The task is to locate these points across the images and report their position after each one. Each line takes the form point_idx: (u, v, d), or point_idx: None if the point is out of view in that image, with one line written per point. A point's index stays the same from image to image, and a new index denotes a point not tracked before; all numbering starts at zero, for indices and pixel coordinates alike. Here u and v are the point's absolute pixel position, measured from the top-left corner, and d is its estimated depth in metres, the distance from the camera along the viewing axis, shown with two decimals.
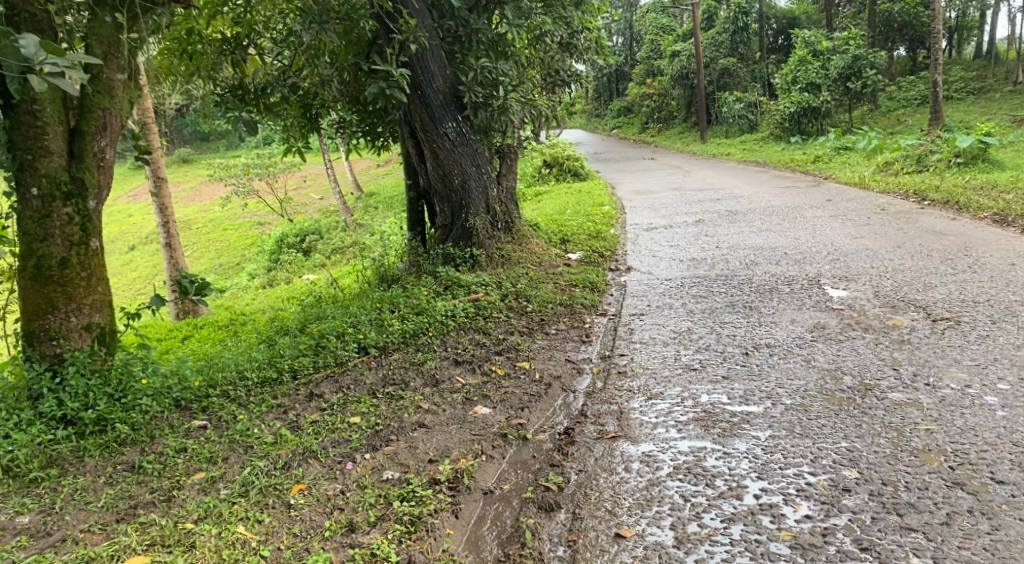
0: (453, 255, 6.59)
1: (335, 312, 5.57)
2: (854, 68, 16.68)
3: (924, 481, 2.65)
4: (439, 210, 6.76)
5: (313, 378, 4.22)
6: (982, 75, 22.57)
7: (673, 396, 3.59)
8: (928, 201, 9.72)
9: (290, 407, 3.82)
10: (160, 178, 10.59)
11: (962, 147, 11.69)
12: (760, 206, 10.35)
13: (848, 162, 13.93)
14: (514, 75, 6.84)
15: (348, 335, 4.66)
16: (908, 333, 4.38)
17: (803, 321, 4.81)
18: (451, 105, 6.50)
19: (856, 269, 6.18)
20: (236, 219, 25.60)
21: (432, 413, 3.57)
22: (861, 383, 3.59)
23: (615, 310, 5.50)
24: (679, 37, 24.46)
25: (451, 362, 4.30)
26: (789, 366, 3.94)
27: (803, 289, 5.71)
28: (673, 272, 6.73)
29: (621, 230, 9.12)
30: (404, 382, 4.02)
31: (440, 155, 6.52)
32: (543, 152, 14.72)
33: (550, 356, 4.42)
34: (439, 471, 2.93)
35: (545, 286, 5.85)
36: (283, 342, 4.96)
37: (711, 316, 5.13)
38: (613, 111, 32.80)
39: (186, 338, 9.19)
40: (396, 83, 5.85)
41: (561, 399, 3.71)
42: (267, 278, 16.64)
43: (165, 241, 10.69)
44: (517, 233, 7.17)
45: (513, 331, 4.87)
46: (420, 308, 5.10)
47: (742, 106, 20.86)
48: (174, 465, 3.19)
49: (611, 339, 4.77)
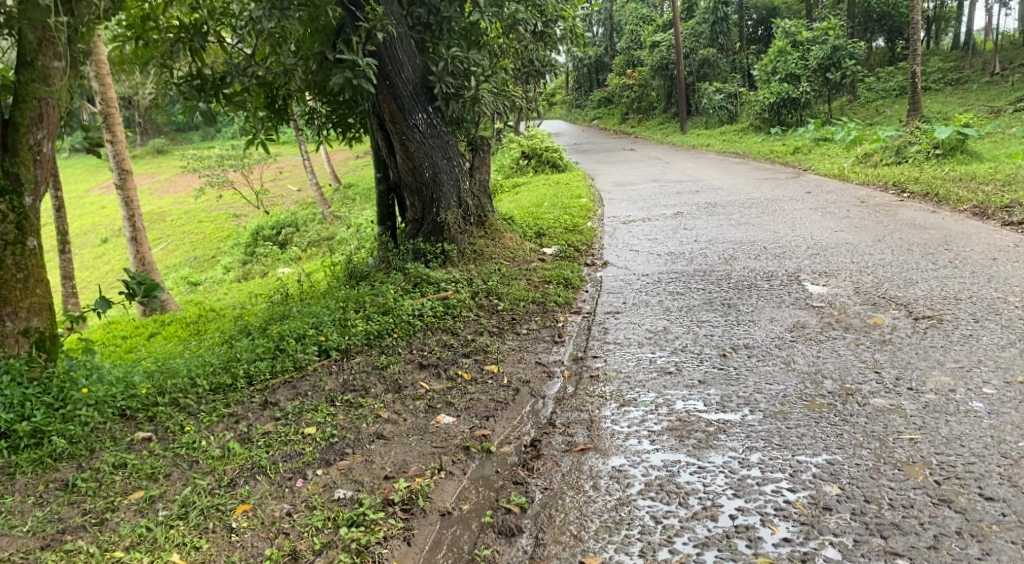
0: (424, 251, 6.37)
1: (299, 312, 5.34)
2: (833, 59, 16.75)
3: (909, 498, 2.50)
4: (409, 204, 6.54)
5: (270, 384, 4.00)
6: (960, 66, 22.64)
7: (647, 403, 3.42)
8: (907, 193, 9.64)
9: (242, 418, 3.60)
10: (125, 170, 10.27)
11: (940, 138, 11.63)
12: (739, 198, 10.22)
13: (827, 153, 13.86)
14: (487, 65, 6.60)
15: (309, 337, 4.44)
16: (889, 333, 4.24)
17: (782, 320, 4.67)
18: (422, 95, 6.27)
19: (836, 264, 6.06)
20: (212, 211, 25.17)
21: (392, 423, 3.39)
22: (841, 387, 3.44)
23: (590, 308, 5.31)
24: (659, 28, 24.29)
25: (416, 366, 4.10)
26: (767, 369, 3.78)
27: (782, 286, 5.56)
28: (650, 267, 6.57)
29: (599, 224, 8.95)
30: (364, 388, 3.82)
31: (410, 147, 6.29)
32: (521, 143, 14.50)
33: (520, 358, 4.23)
34: (394, 491, 2.76)
35: (518, 282, 5.65)
36: (242, 344, 4.73)
37: (688, 315, 4.96)
38: (594, 102, 32.60)
39: (152, 336, 8.91)
40: (363, 73, 5.59)
41: (529, 406, 3.53)
42: (242, 271, 16.33)
43: (131, 235, 10.38)
44: (491, 227, 6.95)
45: (483, 331, 4.68)
46: (387, 307, 4.90)
47: (722, 97, 20.79)
48: (111, 482, 2.98)
49: (585, 339, 4.58)
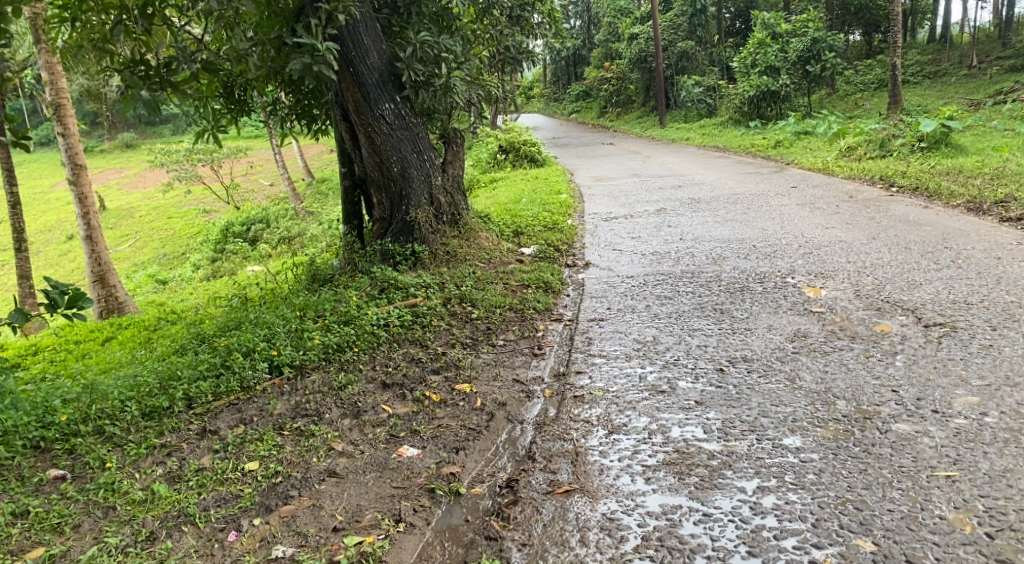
0: (392, 252, 5.92)
1: (254, 322, 4.88)
2: (813, 51, 16.45)
3: (959, 557, 2.21)
4: (376, 201, 6.08)
5: (212, 408, 3.53)
6: (937, 59, 22.52)
7: (638, 431, 2.99)
8: (896, 188, 9.33)
9: (176, 450, 3.11)
10: (78, 165, 9.72)
11: (925, 131, 11.36)
12: (724, 194, 9.87)
13: (809, 147, 13.56)
14: (459, 51, 6.12)
15: (259, 352, 3.97)
16: (901, 343, 3.88)
17: (781, 329, 4.27)
18: (388, 84, 5.79)
19: (833, 265, 5.70)
20: (181, 207, 24.39)
21: (347, 457, 2.94)
22: (857, 409, 3.05)
23: (572, 315, 4.89)
24: (636, 20, 23.82)
25: (378, 387, 3.65)
26: (772, 388, 3.38)
27: (777, 289, 5.19)
28: (635, 268, 6.16)
29: (579, 221, 8.54)
30: (317, 414, 3.37)
31: (376, 140, 5.83)
32: (498, 137, 14.01)
33: (495, 375, 3.79)
34: (343, 551, 2.41)
35: (494, 287, 5.21)
36: (185, 359, 4.23)
37: (679, 322, 4.56)
38: (571, 95, 32.16)
39: (106, 342, 8.35)
40: (323, 59, 5.11)
41: (505, 433, 3.10)
42: (211, 269, 15.72)
43: (85, 234, 9.80)
44: (465, 226, 6.50)
45: (454, 343, 4.24)
46: (348, 317, 4.45)
47: (701, 90, 20.52)
48: (6, 537, 2.54)
49: (567, 351, 4.16)
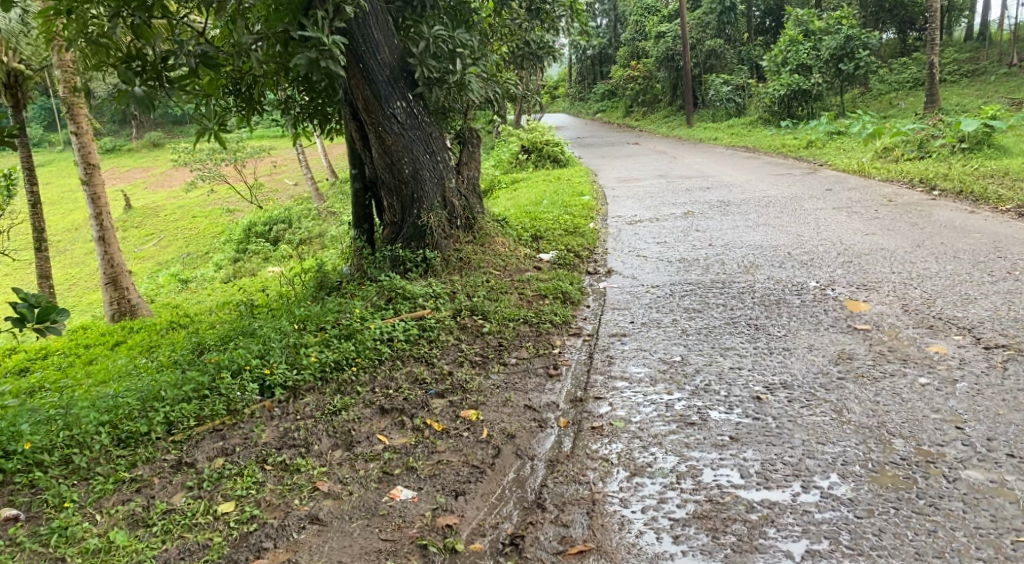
0: (403, 258, 5.59)
1: (253, 334, 4.58)
2: (846, 49, 15.58)
3: None
4: (386, 204, 5.77)
5: (193, 434, 3.22)
6: (975, 57, 21.70)
7: (665, 473, 2.67)
8: (939, 191, 8.82)
9: (147, 486, 2.82)
10: (91, 164, 9.54)
11: (966, 131, 10.82)
12: (755, 196, 9.43)
13: (843, 147, 13.00)
14: (476, 45, 5.74)
15: (250, 371, 3.66)
16: (960, 368, 3.46)
17: (823, 349, 3.87)
18: (400, 80, 5.48)
19: (876, 276, 5.27)
20: (205, 206, 24.39)
21: (333, 499, 2.65)
22: (917, 449, 2.65)
23: (592, 329, 4.52)
24: (664, 18, 23.35)
25: (376, 412, 3.32)
26: (817, 421, 3.00)
27: (815, 302, 4.78)
28: (661, 277, 5.77)
29: (602, 224, 8.14)
30: (306, 444, 3.04)
31: (387, 140, 5.50)
32: (521, 137, 13.67)
33: (505, 400, 3.43)
34: None
35: (509, 298, 4.85)
36: (174, 376, 3.94)
37: (708, 339, 4.17)
38: (597, 94, 31.75)
39: (115, 347, 8.15)
40: (329, 54, 4.79)
41: (514, 471, 2.78)
42: (232, 269, 15.58)
43: (98, 235, 9.61)
44: (480, 230, 6.16)
45: (463, 362, 3.89)
46: (350, 331, 4.11)
47: (730, 89, 19.93)
48: None
49: (585, 372, 3.79)
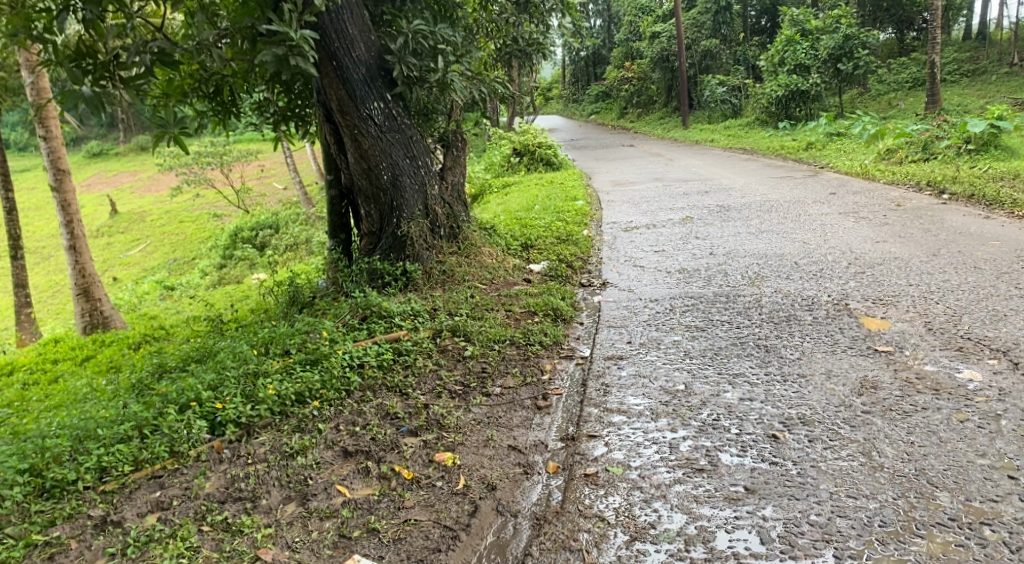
0: (381, 271, 5.18)
1: (212, 359, 4.16)
2: (845, 48, 15.25)
3: None
4: (364, 213, 5.36)
5: (127, 483, 2.80)
6: (975, 57, 21.29)
7: (670, 537, 2.38)
8: (948, 195, 8.44)
9: (61, 552, 2.46)
10: (61, 170, 9.09)
11: (972, 132, 10.44)
12: (755, 200, 9.04)
13: (843, 149, 12.63)
14: (460, 42, 5.32)
15: (200, 405, 3.24)
16: (1000, 399, 3.08)
17: (843, 377, 3.46)
18: (377, 79, 5.06)
19: (893, 288, 4.89)
20: (193, 211, 23.93)
21: None
22: (967, 507, 2.38)
23: (586, 351, 4.11)
24: (658, 19, 22.94)
25: (338, 456, 2.92)
26: (843, 466, 2.62)
27: (829, 319, 4.40)
28: (660, 290, 5.37)
29: (596, 231, 7.75)
30: (254, 498, 2.67)
31: (363, 143, 5.09)
32: (513, 140, 13.28)
33: (486, 438, 3.03)
34: None
35: (494, 316, 4.44)
36: (116, 408, 3.52)
37: (713, 363, 3.77)
38: (591, 96, 31.38)
39: (83, 362, 7.71)
40: (299, 51, 4.38)
41: (495, 534, 2.48)
42: (219, 276, 15.16)
43: (69, 244, 9.15)
44: (465, 240, 5.74)
45: (440, 392, 3.49)
46: (316, 357, 3.70)
47: (725, 90, 19.52)
48: None
49: (577, 403, 3.39)
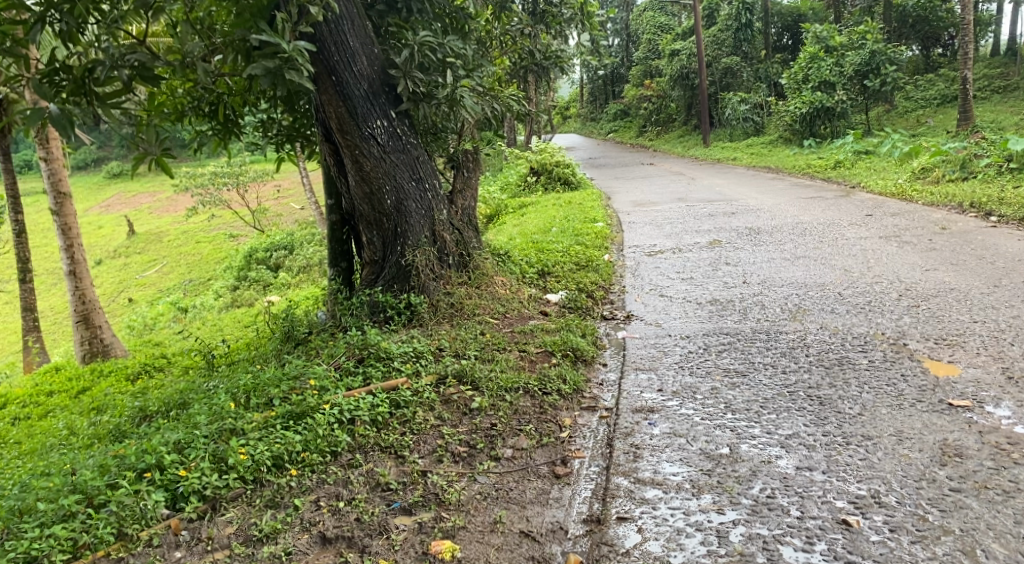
0: (383, 304, 4.70)
1: (188, 410, 3.66)
2: (872, 65, 14.83)
3: None
4: (366, 240, 4.90)
5: None
6: (1006, 72, 20.50)
7: None
8: (996, 217, 7.84)
9: None
10: (63, 193, 8.70)
11: (1015, 150, 9.80)
12: (787, 222, 8.50)
13: (874, 168, 12.01)
14: (471, 55, 4.86)
15: (160, 470, 2.76)
16: None
17: (918, 440, 2.91)
18: (381, 96, 4.62)
19: (957, 324, 4.35)
20: (209, 231, 23.68)
21: None
22: None
23: (611, 401, 3.58)
24: (679, 36, 22.52)
25: (315, 543, 2.51)
26: None
27: (889, 362, 3.86)
28: (690, 324, 4.85)
29: (617, 256, 7.24)
30: None
31: (365, 165, 4.64)
32: (529, 159, 12.85)
33: (493, 520, 2.62)
34: None
35: (506, 358, 3.94)
36: (69, 470, 3.04)
37: (761, 420, 3.22)
38: (610, 115, 31.00)
39: (78, 395, 7.30)
40: (293, 63, 3.95)
41: None
42: (232, 298, 14.79)
43: (69, 270, 8.73)
44: (476, 269, 5.25)
45: (442, 456, 2.99)
46: (301, 412, 3.18)
47: (747, 107, 19.06)
48: None
49: (601, 472, 2.89)
